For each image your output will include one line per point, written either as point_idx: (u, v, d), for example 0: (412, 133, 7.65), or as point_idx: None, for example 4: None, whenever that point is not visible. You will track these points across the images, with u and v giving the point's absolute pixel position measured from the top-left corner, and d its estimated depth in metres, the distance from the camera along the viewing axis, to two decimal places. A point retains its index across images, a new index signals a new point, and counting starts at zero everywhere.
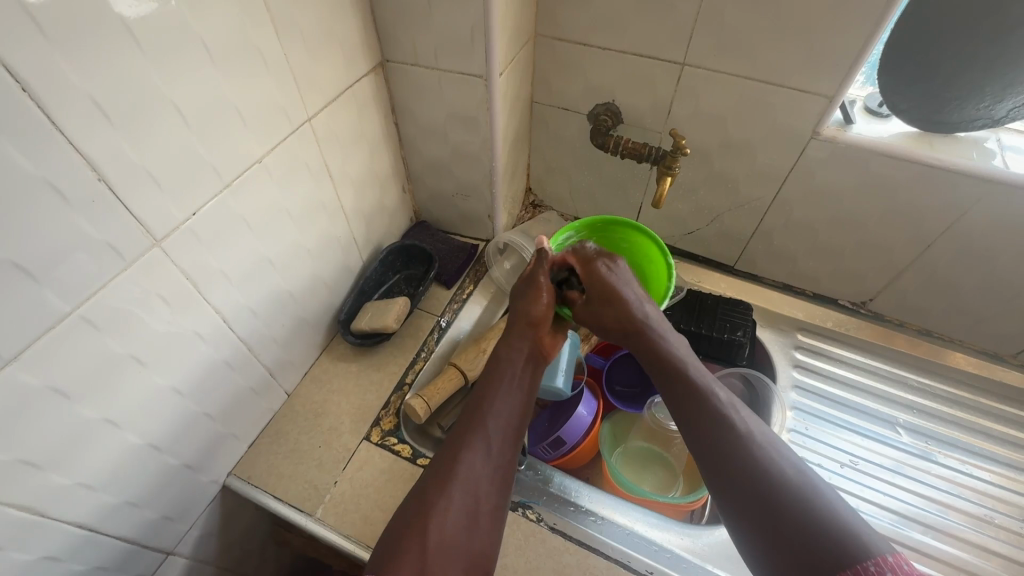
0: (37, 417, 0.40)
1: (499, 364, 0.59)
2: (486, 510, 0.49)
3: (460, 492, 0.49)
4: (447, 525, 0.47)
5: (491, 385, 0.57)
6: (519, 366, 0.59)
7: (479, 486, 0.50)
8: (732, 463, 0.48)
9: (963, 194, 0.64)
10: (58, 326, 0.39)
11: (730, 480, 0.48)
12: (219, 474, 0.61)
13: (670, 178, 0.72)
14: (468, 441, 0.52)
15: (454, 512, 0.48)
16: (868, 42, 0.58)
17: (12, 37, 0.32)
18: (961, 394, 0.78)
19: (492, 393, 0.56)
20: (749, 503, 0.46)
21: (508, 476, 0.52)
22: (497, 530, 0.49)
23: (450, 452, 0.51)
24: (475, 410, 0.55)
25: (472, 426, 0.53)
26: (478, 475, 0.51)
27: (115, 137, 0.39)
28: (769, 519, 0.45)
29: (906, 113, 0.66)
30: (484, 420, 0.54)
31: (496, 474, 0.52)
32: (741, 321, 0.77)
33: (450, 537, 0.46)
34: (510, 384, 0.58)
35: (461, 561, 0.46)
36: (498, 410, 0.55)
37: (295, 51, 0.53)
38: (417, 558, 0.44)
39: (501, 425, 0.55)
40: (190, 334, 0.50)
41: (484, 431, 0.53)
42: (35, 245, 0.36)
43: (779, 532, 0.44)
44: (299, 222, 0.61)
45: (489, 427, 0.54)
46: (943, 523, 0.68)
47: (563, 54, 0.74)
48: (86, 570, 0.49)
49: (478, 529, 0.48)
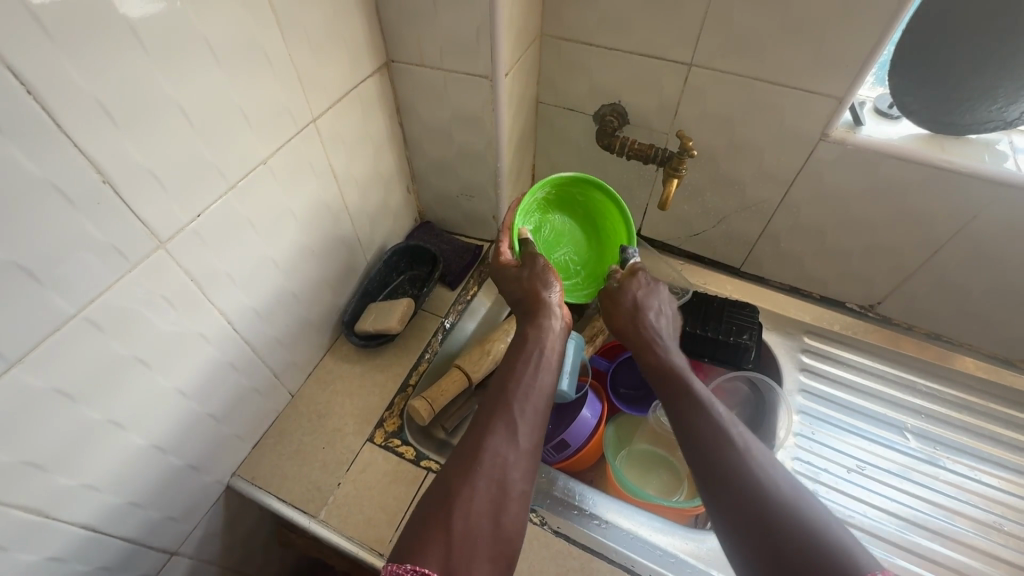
0: (42, 418, 0.40)
1: (523, 346, 0.57)
2: (515, 495, 0.46)
3: (487, 477, 0.46)
4: (473, 517, 0.44)
5: (518, 365, 0.55)
6: (546, 347, 0.57)
7: (509, 471, 0.47)
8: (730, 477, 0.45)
9: (973, 196, 0.63)
10: (62, 328, 0.39)
11: (727, 494, 0.44)
12: (222, 475, 0.61)
13: (676, 180, 0.71)
14: (495, 424, 0.50)
15: (480, 501, 0.45)
16: (878, 42, 0.57)
17: (14, 38, 0.31)
18: (969, 399, 0.77)
19: (515, 372, 0.54)
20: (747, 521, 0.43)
21: (537, 458, 0.50)
22: (524, 517, 0.46)
23: (476, 437, 0.49)
24: (501, 390, 0.53)
25: (498, 408, 0.51)
26: (508, 460, 0.48)
27: (119, 138, 0.39)
28: (763, 534, 0.42)
29: (916, 115, 0.65)
30: (512, 401, 0.51)
31: (527, 456, 0.49)
32: (747, 324, 0.77)
33: (475, 528, 0.43)
34: (539, 364, 0.55)
35: (488, 552, 0.43)
36: (528, 390, 0.53)
37: (299, 52, 0.53)
38: (442, 550, 0.41)
39: (530, 407, 0.52)
40: (193, 335, 0.50)
41: (511, 415, 0.50)
42: (39, 245, 0.36)
43: (783, 553, 0.40)
44: (303, 224, 0.61)
45: (517, 408, 0.51)
46: (950, 529, 0.67)
47: (569, 53, 0.74)
48: (88, 570, 0.49)
49: (507, 517, 0.45)
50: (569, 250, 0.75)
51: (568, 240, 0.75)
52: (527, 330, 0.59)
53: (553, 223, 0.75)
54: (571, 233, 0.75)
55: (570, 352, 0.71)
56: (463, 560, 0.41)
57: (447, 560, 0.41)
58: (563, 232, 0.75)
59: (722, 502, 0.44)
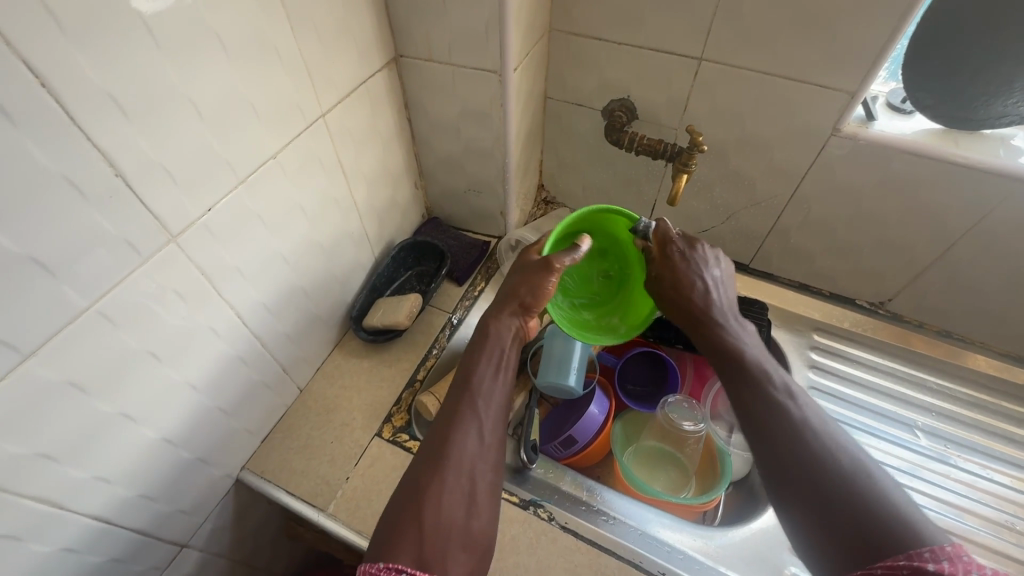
0: (56, 411, 0.40)
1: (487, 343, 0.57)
2: (483, 487, 0.48)
3: (456, 471, 0.47)
4: (444, 510, 0.45)
5: (479, 361, 0.56)
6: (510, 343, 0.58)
7: (475, 464, 0.49)
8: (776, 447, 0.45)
9: (987, 192, 0.63)
10: (76, 321, 0.39)
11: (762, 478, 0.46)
12: (232, 468, 0.62)
13: (686, 175, 0.71)
14: (461, 420, 0.51)
15: (450, 495, 0.46)
16: (891, 36, 0.57)
17: (30, 33, 0.32)
18: (981, 398, 0.76)
19: (479, 371, 0.55)
20: (789, 486, 0.43)
21: (501, 450, 0.52)
22: (492, 509, 0.48)
23: (443, 432, 0.50)
24: (465, 387, 0.54)
25: (464, 405, 0.52)
26: (474, 453, 0.49)
27: (130, 132, 0.39)
28: (823, 508, 0.41)
29: (930, 109, 0.64)
30: (475, 397, 0.53)
31: (492, 449, 0.51)
32: (756, 320, 0.76)
33: (447, 520, 0.45)
34: (500, 358, 0.57)
35: (460, 543, 0.45)
36: (492, 384, 0.54)
37: (309, 46, 0.53)
38: (416, 544, 0.42)
39: (494, 402, 0.53)
40: (204, 330, 0.51)
41: (477, 409, 0.52)
42: (53, 239, 0.37)
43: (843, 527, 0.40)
44: (311, 219, 0.61)
45: (482, 404, 0.52)
46: (960, 527, 0.67)
47: (578, 48, 0.73)
48: (101, 561, 0.49)
49: (476, 509, 0.47)
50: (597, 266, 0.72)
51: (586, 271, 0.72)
52: (488, 322, 0.59)
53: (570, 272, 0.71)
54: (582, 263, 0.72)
55: (578, 349, 0.71)
56: (436, 552, 0.43)
57: (423, 554, 0.42)
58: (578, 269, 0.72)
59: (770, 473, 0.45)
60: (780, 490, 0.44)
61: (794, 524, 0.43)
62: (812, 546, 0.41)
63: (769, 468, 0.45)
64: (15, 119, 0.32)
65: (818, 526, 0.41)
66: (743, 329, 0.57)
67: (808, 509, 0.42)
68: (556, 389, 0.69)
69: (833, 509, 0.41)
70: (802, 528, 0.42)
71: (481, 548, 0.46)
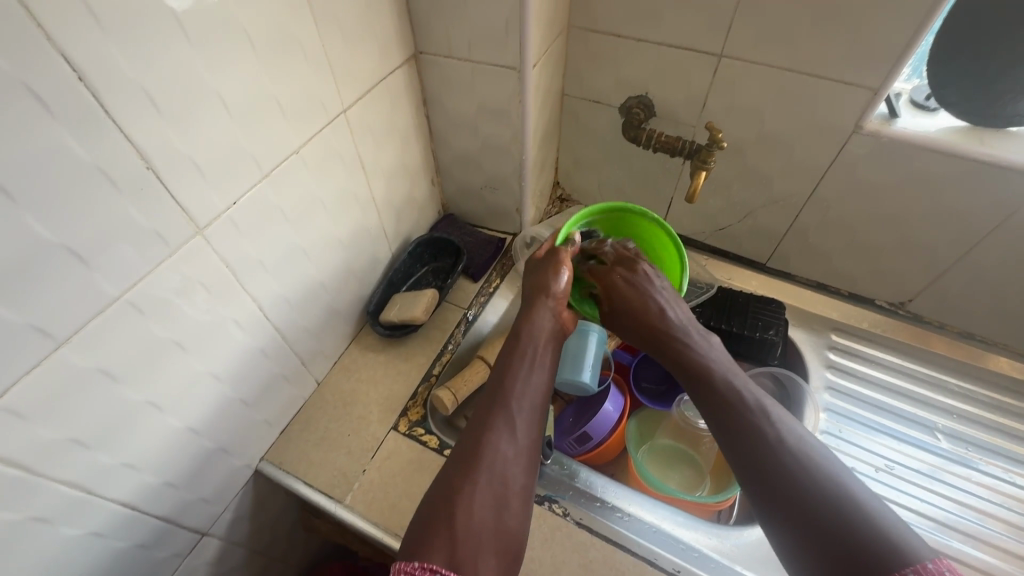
0: (86, 398, 0.41)
1: (521, 342, 0.59)
2: (515, 491, 0.49)
3: (489, 476, 0.49)
4: (476, 513, 0.46)
5: (513, 364, 0.57)
6: (541, 342, 0.60)
7: (508, 469, 0.50)
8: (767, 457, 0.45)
9: (1012, 191, 0.62)
10: (106, 310, 0.40)
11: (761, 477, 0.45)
12: (252, 459, 0.63)
13: (704, 173, 0.70)
14: (493, 424, 0.52)
15: (482, 498, 0.47)
16: (916, 34, 0.56)
17: (69, 27, 0.32)
18: (1002, 400, 0.75)
19: (512, 372, 0.56)
20: (779, 497, 0.43)
21: (533, 454, 0.53)
22: (525, 510, 0.49)
23: (475, 436, 0.51)
24: (496, 391, 0.55)
25: (495, 408, 0.53)
26: (506, 458, 0.50)
27: (163, 126, 0.40)
28: (804, 516, 0.42)
29: (954, 107, 0.63)
30: (507, 401, 0.54)
31: (524, 453, 0.52)
32: (773, 319, 0.76)
33: (478, 524, 0.46)
34: (532, 361, 0.58)
35: (492, 546, 0.46)
36: (523, 389, 0.55)
37: (332, 42, 0.53)
38: (447, 545, 0.44)
39: (526, 401, 0.55)
40: (226, 321, 0.51)
41: (509, 413, 0.53)
42: (89, 231, 0.38)
43: (831, 531, 0.40)
44: (332, 213, 0.62)
45: (514, 405, 0.54)
46: (981, 531, 0.66)
47: (596, 45, 0.73)
48: (127, 547, 0.50)
49: (509, 512, 0.48)
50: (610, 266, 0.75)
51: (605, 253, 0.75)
52: (517, 330, 0.61)
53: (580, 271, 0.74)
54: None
55: (591, 344, 0.70)
56: (468, 554, 0.44)
57: (454, 554, 0.43)
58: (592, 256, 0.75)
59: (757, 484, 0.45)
60: (766, 497, 0.44)
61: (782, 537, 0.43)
62: (790, 548, 0.42)
63: (755, 483, 0.45)
64: (51, 108, 0.33)
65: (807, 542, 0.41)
66: (709, 341, 0.56)
67: (799, 512, 0.42)
68: (570, 384, 0.68)
69: (832, 505, 0.41)
70: (790, 542, 0.42)
71: (514, 552, 0.47)
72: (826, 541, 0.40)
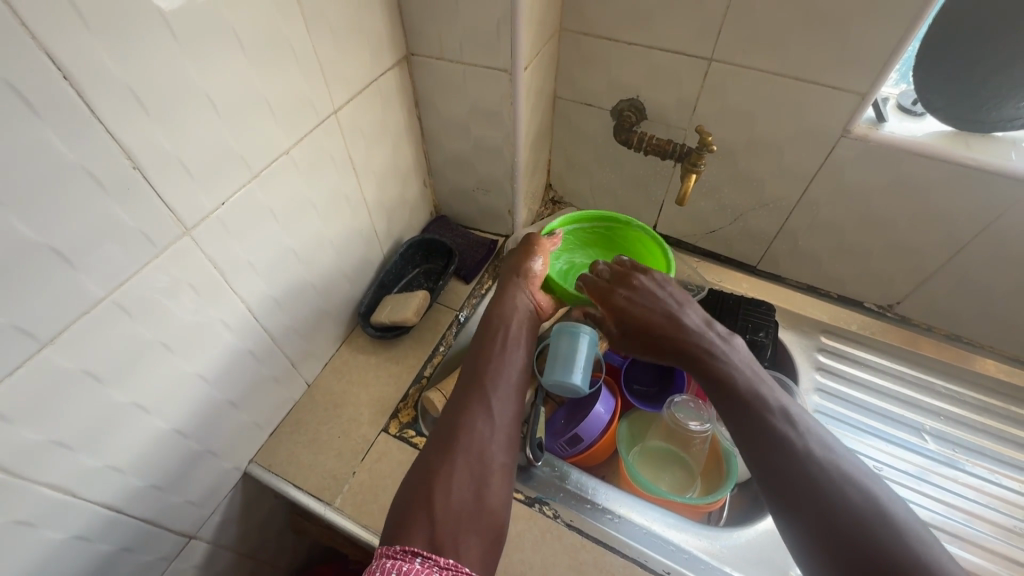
0: (71, 400, 0.41)
1: (495, 326, 0.62)
2: (495, 469, 0.51)
3: (466, 454, 0.50)
4: (453, 492, 0.47)
5: (488, 348, 0.59)
6: (514, 326, 0.62)
7: (486, 447, 0.51)
8: (781, 453, 0.47)
9: (997, 195, 0.63)
10: (92, 311, 0.40)
11: (778, 481, 0.46)
12: (240, 462, 0.62)
13: (695, 175, 0.71)
14: (471, 405, 0.54)
15: (461, 476, 0.49)
16: (903, 39, 0.56)
17: (53, 25, 0.32)
18: (988, 402, 0.76)
19: (487, 353, 0.59)
20: (787, 491, 0.45)
21: (512, 432, 0.54)
22: (506, 488, 0.50)
23: (453, 418, 0.53)
24: (472, 373, 0.57)
25: (472, 389, 0.55)
26: (483, 437, 0.52)
27: (149, 126, 0.39)
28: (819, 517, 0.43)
29: (941, 112, 0.64)
30: (483, 381, 0.56)
31: (502, 430, 0.53)
32: (763, 321, 0.76)
33: (458, 504, 0.47)
34: (506, 343, 0.60)
35: (472, 524, 0.47)
36: (498, 368, 0.57)
37: (323, 43, 0.53)
38: (427, 526, 0.45)
39: (501, 381, 0.56)
40: (215, 322, 0.51)
41: (485, 394, 0.54)
42: (73, 230, 0.37)
43: (845, 531, 0.42)
44: (322, 214, 0.61)
45: (489, 383, 0.56)
46: (969, 532, 0.66)
47: (588, 48, 0.74)
48: (112, 550, 0.50)
49: (488, 491, 0.49)
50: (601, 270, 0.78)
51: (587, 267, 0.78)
52: (492, 316, 0.63)
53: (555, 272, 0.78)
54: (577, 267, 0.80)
55: (583, 347, 0.69)
56: (447, 535, 0.45)
57: (433, 535, 0.44)
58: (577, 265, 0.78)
59: (774, 482, 0.46)
60: (783, 502, 0.45)
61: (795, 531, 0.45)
62: (806, 547, 0.44)
63: (770, 478, 0.47)
64: (36, 106, 0.33)
65: (818, 536, 0.43)
66: (730, 343, 0.57)
67: (813, 520, 0.43)
68: (561, 387, 0.68)
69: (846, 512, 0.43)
70: (801, 540, 0.44)
71: (496, 529, 0.48)
72: (836, 540, 0.42)
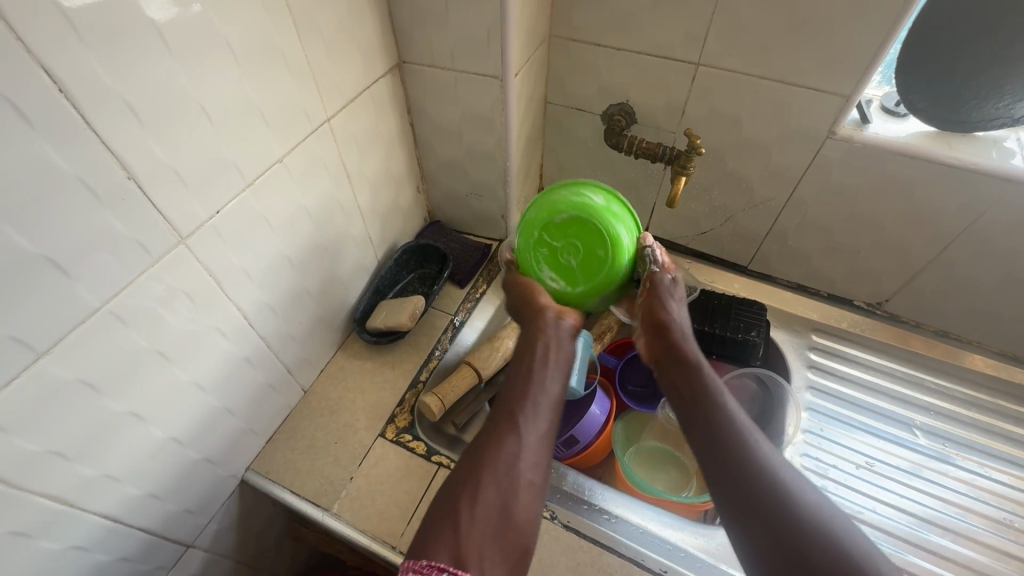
0: (70, 409, 0.41)
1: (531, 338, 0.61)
2: (523, 485, 0.53)
3: (495, 471, 0.52)
4: (480, 505, 0.50)
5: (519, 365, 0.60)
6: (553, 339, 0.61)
7: (514, 463, 0.53)
8: (741, 464, 0.49)
9: (980, 193, 0.64)
10: (87, 320, 0.40)
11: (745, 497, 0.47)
12: (238, 469, 0.62)
13: (684, 178, 0.72)
14: (500, 423, 0.56)
15: (489, 493, 0.51)
16: (883, 43, 0.58)
17: (46, 37, 0.33)
18: (977, 396, 0.77)
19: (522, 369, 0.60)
20: (745, 503, 0.47)
21: (542, 449, 0.56)
22: (536, 504, 0.52)
23: (484, 437, 0.55)
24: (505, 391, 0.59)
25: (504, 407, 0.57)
26: (512, 451, 0.54)
27: (145, 137, 0.40)
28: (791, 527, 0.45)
29: (922, 113, 0.65)
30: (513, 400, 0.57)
31: (533, 448, 0.55)
32: (754, 321, 0.77)
33: (484, 519, 0.50)
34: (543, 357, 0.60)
35: (499, 539, 0.49)
36: (530, 384, 0.58)
37: (316, 53, 0.54)
38: (452, 540, 0.48)
39: (533, 399, 0.58)
40: (211, 331, 0.52)
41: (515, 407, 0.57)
42: (66, 240, 0.37)
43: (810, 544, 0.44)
44: (316, 221, 0.62)
45: (520, 401, 0.57)
46: (962, 526, 0.67)
47: (577, 53, 0.75)
48: (109, 560, 0.50)
49: (517, 506, 0.51)
50: (564, 210, 0.57)
51: (576, 255, 0.58)
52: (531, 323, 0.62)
53: (529, 241, 0.60)
54: (565, 243, 0.58)
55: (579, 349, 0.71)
56: (474, 547, 0.48)
57: (458, 549, 0.47)
58: (569, 275, 0.59)
59: (728, 496, 0.49)
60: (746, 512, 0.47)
61: (746, 545, 0.47)
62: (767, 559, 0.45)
63: (728, 493, 0.49)
64: (32, 120, 0.33)
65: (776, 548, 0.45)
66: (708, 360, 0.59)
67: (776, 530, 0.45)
68: None
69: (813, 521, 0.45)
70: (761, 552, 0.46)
71: (524, 543, 0.51)
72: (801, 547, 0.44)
